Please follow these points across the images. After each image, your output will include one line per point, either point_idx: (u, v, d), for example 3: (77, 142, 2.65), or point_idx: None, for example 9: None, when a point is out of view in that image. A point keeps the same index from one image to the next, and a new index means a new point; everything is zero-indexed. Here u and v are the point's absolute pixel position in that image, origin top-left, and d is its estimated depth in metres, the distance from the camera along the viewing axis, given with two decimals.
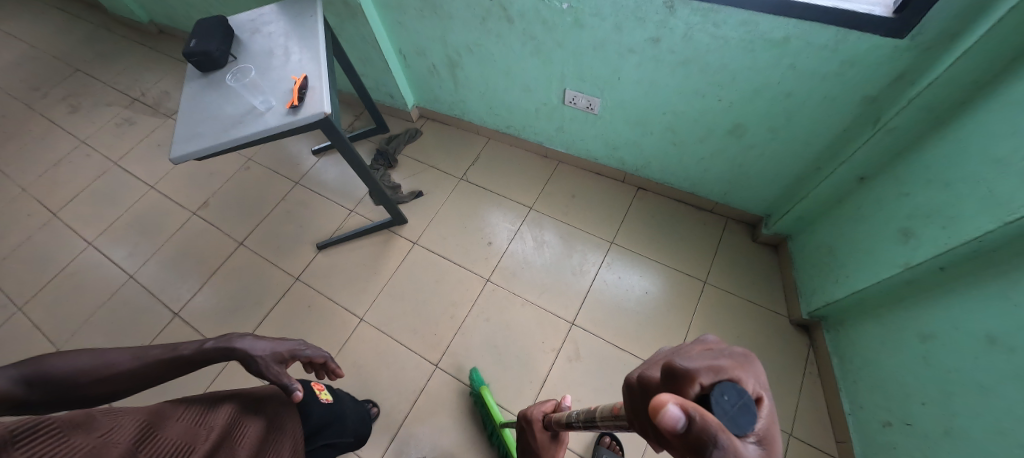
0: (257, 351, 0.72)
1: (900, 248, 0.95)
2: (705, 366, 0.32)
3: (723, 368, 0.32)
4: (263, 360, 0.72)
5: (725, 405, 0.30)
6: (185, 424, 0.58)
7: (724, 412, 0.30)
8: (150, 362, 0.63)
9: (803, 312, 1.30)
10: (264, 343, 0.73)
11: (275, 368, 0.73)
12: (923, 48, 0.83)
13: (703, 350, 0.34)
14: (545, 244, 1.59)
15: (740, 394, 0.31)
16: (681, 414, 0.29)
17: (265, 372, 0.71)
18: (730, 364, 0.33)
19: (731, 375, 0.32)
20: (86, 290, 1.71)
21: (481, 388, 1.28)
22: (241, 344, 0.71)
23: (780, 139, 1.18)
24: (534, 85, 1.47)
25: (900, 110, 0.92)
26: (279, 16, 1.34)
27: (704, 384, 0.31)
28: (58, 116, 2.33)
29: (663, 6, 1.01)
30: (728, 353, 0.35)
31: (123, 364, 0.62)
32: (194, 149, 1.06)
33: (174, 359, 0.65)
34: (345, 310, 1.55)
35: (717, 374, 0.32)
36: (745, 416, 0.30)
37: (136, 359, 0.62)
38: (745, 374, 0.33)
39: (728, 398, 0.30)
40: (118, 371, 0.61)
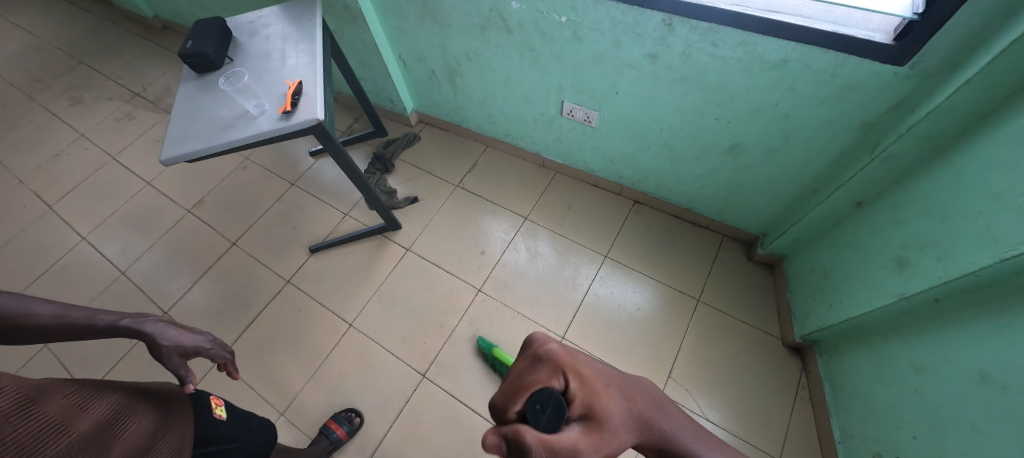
0: (165, 339, 0.72)
1: (896, 277, 0.94)
2: (514, 395, 0.43)
3: (529, 385, 0.43)
4: (167, 349, 0.72)
5: (536, 411, 0.40)
6: (66, 403, 0.58)
7: (539, 419, 0.40)
8: (63, 324, 0.65)
9: (797, 335, 1.28)
10: (175, 332, 0.74)
11: (176, 359, 0.73)
12: (923, 76, 0.81)
13: (517, 374, 0.45)
14: (538, 255, 1.58)
15: (549, 396, 0.42)
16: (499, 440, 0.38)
17: (165, 362, 0.71)
18: (538, 376, 0.44)
19: (540, 386, 0.43)
20: (76, 285, 1.71)
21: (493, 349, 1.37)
22: (150, 328, 0.71)
23: (778, 160, 1.16)
24: (532, 95, 1.46)
25: (898, 137, 0.90)
26: (277, 19, 1.34)
27: (518, 408, 0.42)
28: (58, 109, 2.33)
29: (661, 23, 1.00)
30: (538, 370, 0.45)
31: (40, 318, 0.64)
32: (185, 152, 1.05)
33: (85, 326, 0.67)
34: (335, 315, 1.53)
35: (525, 392, 0.43)
36: (556, 411, 0.41)
37: (52, 316, 0.64)
38: (555, 380, 0.44)
39: (540, 405, 0.41)
40: (30, 325, 0.63)
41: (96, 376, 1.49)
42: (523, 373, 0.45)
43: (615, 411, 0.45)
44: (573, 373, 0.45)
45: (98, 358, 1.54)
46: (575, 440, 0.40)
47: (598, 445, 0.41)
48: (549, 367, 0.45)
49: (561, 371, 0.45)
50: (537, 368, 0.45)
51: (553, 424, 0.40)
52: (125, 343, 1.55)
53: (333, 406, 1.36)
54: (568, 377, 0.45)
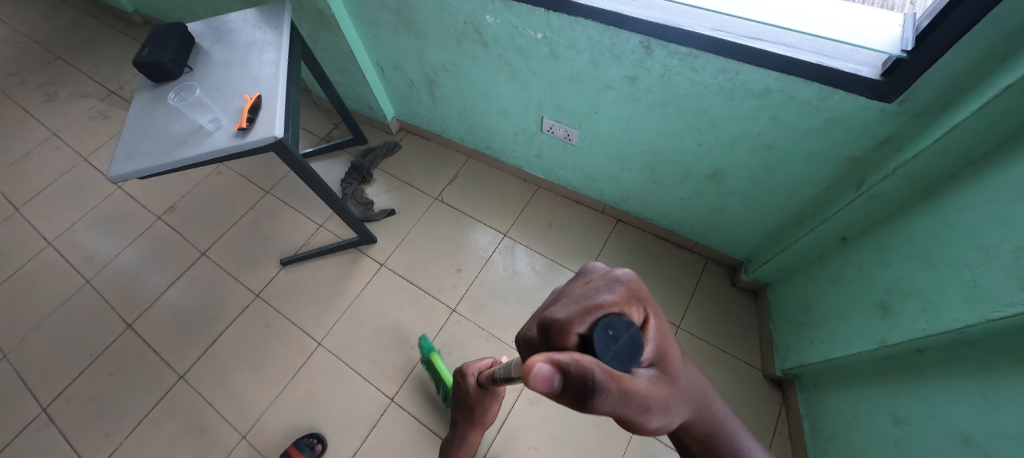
0: None
1: (878, 323, 0.89)
2: (578, 313, 0.37)
3: (598, 307, 0.37)
4: None
5: (606, 339, 0.34)
6: None
7: (608, 349, 0.34)
8: None
9: (778, 368, 1.23)
10: None
11: None
12: (911, 114, 0.76)
13: (586, 291, 0.39)
14: (516, 274, 1.53)
15: (625, 327, 0.35)
16: (555, 369, 0.33)
17: None
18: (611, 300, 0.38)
19: (612, 312, 0.37)
20: (39, 293, 1.65)
21: (431, 354, 1.32)
22: None
23: (761, 189, 1.11)
24: (511, 110, 1.40)
25: (885, 176, 0.85)
26: (243, 23, 1.27)
27: (583, 331, 0.36)
28: (31, 105, 2.25)
29: (639, 46, 0.94)
30: (609, 290, 0.39)
31: None
32: (134, 168, 0.99)
33: None
34: (303, 334, 1.48)
35: (591, 315, 0.36)
36: (628, 346, 0.35)
37: None
38: (630, 309, 0.38)
39: (613, 333, 0.35)
40: None
41: (56, 391, 1.44)
42: (590, 293, 0.38)
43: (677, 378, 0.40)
44: (647, 307, 0.39)
45: (57, 371, 1.48)
46: (643, 389, 0.36)
47: (659, 399, 0.37)
48: (622, 294, 0.39)
49: (637, 304, 0.39)
50: (609, 293, 0.38)
51: (628, 356, 0.34)
52: (86, 357, 1.50)
53: (297, 430, 1.31)
54: (640, 312, 0.39)
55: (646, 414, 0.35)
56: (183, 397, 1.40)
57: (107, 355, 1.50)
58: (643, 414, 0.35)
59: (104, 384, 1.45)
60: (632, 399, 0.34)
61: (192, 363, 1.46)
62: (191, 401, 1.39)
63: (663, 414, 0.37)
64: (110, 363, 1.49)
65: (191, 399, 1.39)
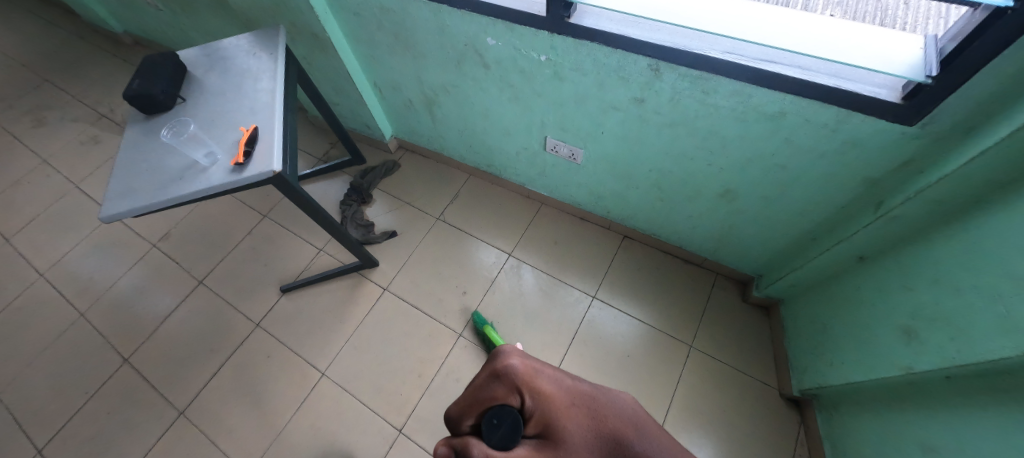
0: None
1: (903, 348, 0.86)
2: (468, 410, 0.42)
3: (484, 399, 0.41)
4: None
5: (491, 427, 0.38)
6: None
7: (491, 434, 0.38)
8: None
9: (795, 388, 1.20)
10: None
11: None
12: (933, 137, 0.74)
13: (475, 387, 0.43)
14: (522, 295, 1.50)
15: (505, 414, 0.39)
16: (452, 449, 0.41)
17: None
18: (494, 392, 0.41)
19: (497, 402, 0.40)
20: (32, 328, 1.60)
21: (485, 326, 1.38)
22: None
23: (773, 208, 1.09)
24: (513, 130, 1.37)
25: (906, 198, 0.82)
26: (237, 49, 1.23)
27: (472, 421, 0.42)
28: (20, 131, 2.20)
29: (647, 68, 0.91)
30: (496, 383, 0.42)
31: None
32: (126, 207, 0.95)
33: None
34: (306, 364, 1.44)
35: (476, 409, 0.42)
36: (509, 431, 0.38)
37: None
38: (512, 397, 0.41)
39: (495, 419, 0.39)
40: None
41: (51, 432, 1.40)
42: (480, 386, 0.42)
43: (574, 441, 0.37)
44: (535, 388, 0.41)
45: (51, 410, 1.44)
46: None
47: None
48: (507, 384, 0.42)
49: (523, 388, 0.42)
50: (496, 384, 0.42)
51: (505, 442, 0.38)
52: (82, 395, 1.46)
53: None
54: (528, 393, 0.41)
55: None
56: (183, 435, 1.35)
57: (103, 392, 1.45)
58: None
59: (100, 424, 1.40)
60: None
61: (191, 399, 1.42)
62: (191, 439, 1.34)
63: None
64: (106, 401, 1.44)
65: (191, 437, 1.35)
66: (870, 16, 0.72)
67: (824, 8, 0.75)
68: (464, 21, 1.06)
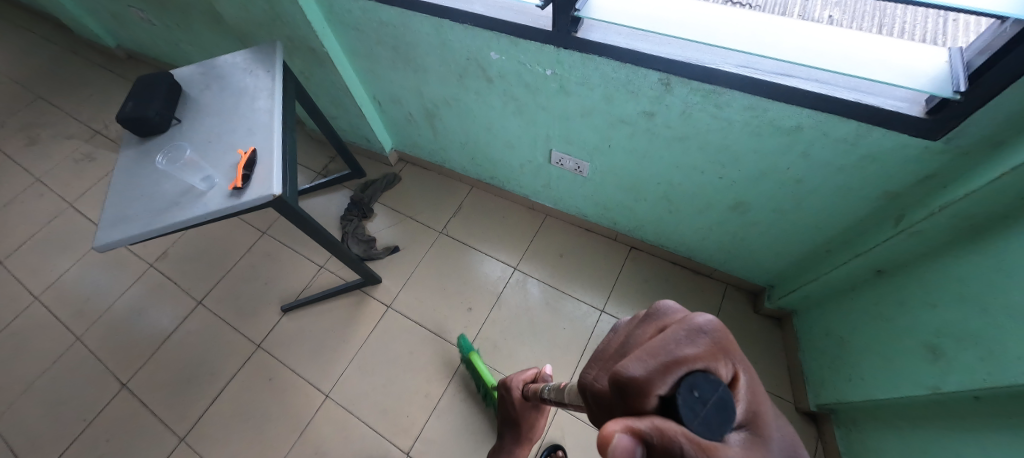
0: None
1: (928, 367, 0.83)
2: (657, 367, 0.29)
3: (678, 364, 0.29)
4: None
5: (693, 402, 0.27)
6: None
7: (698, 414, 0.27)
8: None
9: (812, 402, 1.18)
10: None
11: None
12: (959, 151, 0.71)
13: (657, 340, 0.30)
14: (529, 310, 1.47)
15: (712, 387, 0.28)
16: (635, 438, 0.28)
17: None
18: (692, 354, 0.29)
19: (697, 368, 0.29)
20: (27, 354, 1.56)
21: (472, 354, 1.33)
22: None
23: (787, 220, 1.06)
24: (517, 143, 1.34)
25: (928, 214, 0.80)
26: (234, 67, 1.20)
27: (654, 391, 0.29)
28: (13, 150, 2.17)
29: (658, 83, 0.88)
30: (693, 342, 0.30)
31: None
32: (122, 236, 0.92)
33: None
34: (310, 386, 1.41)
35: (664, 373, 0.29)
36: (719, 409, 0.27)
37: None
38: (711, 364, 0.30)
39: (701, 393, 0.27)
40: None
41: None
42: (670, 342, 0.30)
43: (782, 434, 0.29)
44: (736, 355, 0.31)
45: (48, 439, 1.40)
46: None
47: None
48: (709, 343, 0.30)
49: (725, 352, 0.31)
50: (694, 342, 0.30)
51: (714, 425, 0.27)
52: (80, 422, 1.42)
53: None
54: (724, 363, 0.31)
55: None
56: None
57: (101, 419, 1.42)
58: None
59: (98, 452, 1.36)
60: None
61: (192, 424, 1.38)
62: None
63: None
64: (105, 428, 1.41)
65: None
66: (869, 15, 0.68)
67: (821, 10, 0.71)
68: (467, 35, 1.03)
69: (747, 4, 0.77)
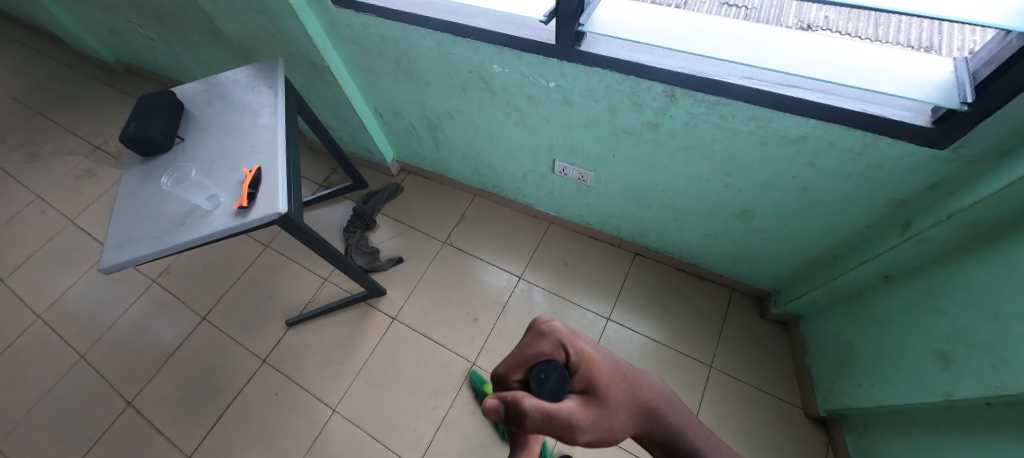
0: None
1: (938, 374, 0.83)
2: (513, 365, 0.42)
3: (533, 357, 0.42)
4: None
5: (538, 380, 0.39)
6: None
7: (541, 387, 0.39)
8: None
9: (821, 408, 1.17)
10: None
11: None
12: (966, 160, 0.71)
13: (520, 345, 0.43)
14: (535, 319, 1.46)
15: (553, 367, 0.39)
16: (500, 404, 0.39)
17: None
18: (541, 347, 0.42)
19: (543, 358, 0.41)
20: (31, 374, 1.55)
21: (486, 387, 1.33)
22: None
23: (793, 227, 1.06)
24: (520, 153, 1.34)
25: (936, 221, 0.80)
26: (236, 84, 1.20)
27: (520, 377, 0.42)
28: (13, 167, 2.16)
29: (662, 94, 0.88)
30: (542, 340, 0.42)
31: None
32: (126, 257, 0.92)
33: None
34: (317, 400, 1.40)
35: (525, 364, 0.42)
36: (558, 384, 0.39)
37: None
38: (559, 353, 0.42)
39: (543, 373, 0.39)
40: None
41: None
42: (523, 346, 0.43)
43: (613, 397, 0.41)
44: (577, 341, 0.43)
45: None
46: (572, 413, 0.38)
47: (596, 420, 0.39)
48: (551, 340, 0.42)
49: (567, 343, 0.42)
50: (542, 341, 0.42)
51: (555, 393, 0.38)
52: (85, 442, 1.41)
53: None
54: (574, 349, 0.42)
55: (580, 439, 0.38)
56: None
57: (106, 438, 1.41)
58: (574, 437, 0.37)
59: None
60: (559, 423, 0.37)
61: (199, 441, 1.37)
62: None
63: (602, 434, 0.39)
64: (110, 447, 1.39)
65: None
66: (864, 15, 0.69)
67: (818, 12, 0.71)
68: (469, 49, 1.04)
69: (742, 6, 0.76)
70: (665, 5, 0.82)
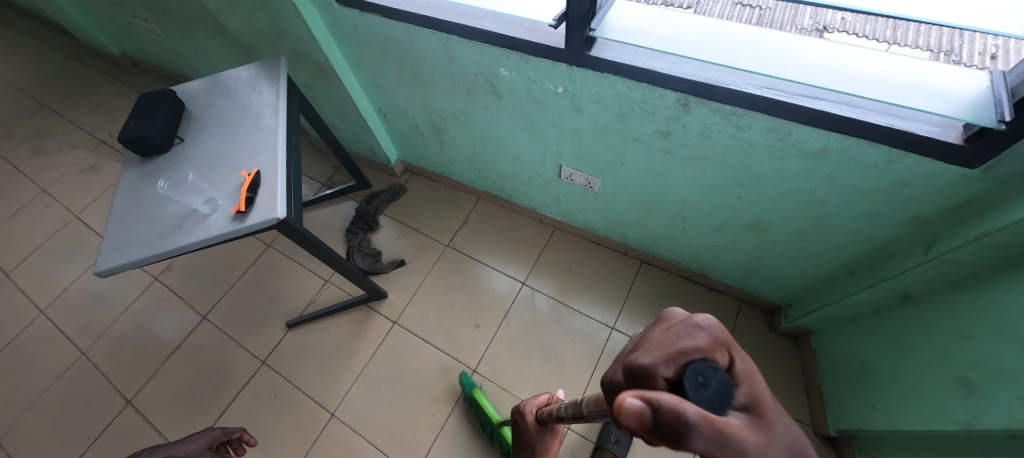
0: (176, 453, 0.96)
1: (958, 401, 0.78)
2: (659, 357, 0.34)
3: (682, 353, 0.34)
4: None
5: (696, 384, 0.31)
6: None
7: (699, 392, 0.31)
8: None
9: (831, 427, 1.13)
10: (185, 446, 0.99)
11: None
12: (999, 180, 0.67)
13: (665, 336, 0.36)
14: (538, 326, 1.44)
15: (712, 371, 0.32)
16: (644, 404, 0.30)
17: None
18: (696, 343, 0.34)
19: (697, 356, 0.33)
20: (33, 369, 1.55)
21: (474, 391, 1.28)
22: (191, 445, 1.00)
23: (809, 241, 1.02)
24: (525, 157, 1.31)
25: (963, 243, 0.75)
26: (238, 83, 1.17)
27: (668, 376, 0.33)
28: (20, 160, 2.16)
29: (675, 103, 0.85)
30: (694, 336, 0.35)
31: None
32: (123, 261, 0.90)
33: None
34: (316, 404, 1.38)
35: (673, 357, 0.34)
36: (719, 390, 0.31)
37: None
38: (715, 353, 0.34)
39: (702, 376, 0.31)
40: None
41: None
42: (674, 336, 0.35)
43: (782, 426, 0.32)
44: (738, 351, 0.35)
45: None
46: (742, 435, 0.30)
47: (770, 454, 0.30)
48: (709, 336, 0.35)
49: (725, 347, 0.35)
50: (693, 336, 0.35)
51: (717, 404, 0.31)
52: (85, 439, 1.41)
53: None
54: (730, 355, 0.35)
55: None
56: None
57: (106, 436, 1.40)
58: None
59: None
60: (731, 446, 0.29)
61: None
62: None
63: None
64: (108, 446, 1.39)
65: None
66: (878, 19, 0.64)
67: (834, 12, 0.68)
68: (475, 51, 1.00)
69: (756, 6, 0.72)
70: (677, 6, 0.78)
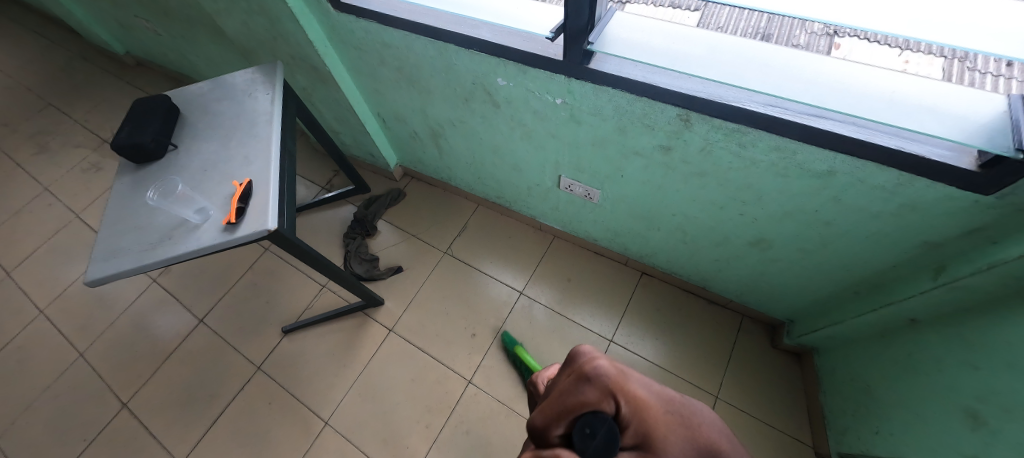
0: None
1: (965, 434, 0.75)
2: (555, 417, 0.39)
3: (574, 406, 0.38)
4: None
5: (583, 437, 0.35)
6: None
7: (586, 444, 0.34)
8: None
9: (832, 450, 1.10)
10: None
11: None
12: (1013, 208, 0.63)
13: (560, 394, 0.40)
14: (534, 337, 1.42)
15: (599, 421, 0.35)
16: None
17: None
18: (585, 397, 0.38)
19: (587, 410, 0.37)
20: (31, 370, 1.56)
21: (517, 347, 1.35)
22: None
23: (813, 260, 0.99)
24: (524, 166, 1.28)
25: (975, 270, 0.72)
26: (233, 89, 1.16)
27: (563, 432, 0.38)
28: (24, 158, 2.17)
29: (676, 118, 0.82)
30: (584, 388, 0.39)
31: None
32: (112, 270, 0.89)
33: None
34: (309, 411, 1.38)
35: (566, 415, 0.38)
36: (607, 439, 0.34)
37: None
38: (605, 403, 0.38)
39: (587, 428, 0.35)
40: None
41: None
42: (565, 395, 0.40)
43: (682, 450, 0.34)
44: (627, 392, 0.38)
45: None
46: None
47: None
48: (596, 387, 0.39)
49: (613, 393, 0.39)
50: (582, 391, 0.39)
51: (604, 449, 0.34)
52: (80, 441, 1.41)
53: None
54: (620, 399, 0.38)
55: None
56: None
57: (101, 438, 1.40)
58: None
59: None
60: None
61: (191, 447, 1.36)
62: None
63: None
64: (103, 448, 1.39)
65: None
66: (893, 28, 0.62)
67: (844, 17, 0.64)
68: (472, 60, 0.98)
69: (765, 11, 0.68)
70: (686, 8, 0.74)
